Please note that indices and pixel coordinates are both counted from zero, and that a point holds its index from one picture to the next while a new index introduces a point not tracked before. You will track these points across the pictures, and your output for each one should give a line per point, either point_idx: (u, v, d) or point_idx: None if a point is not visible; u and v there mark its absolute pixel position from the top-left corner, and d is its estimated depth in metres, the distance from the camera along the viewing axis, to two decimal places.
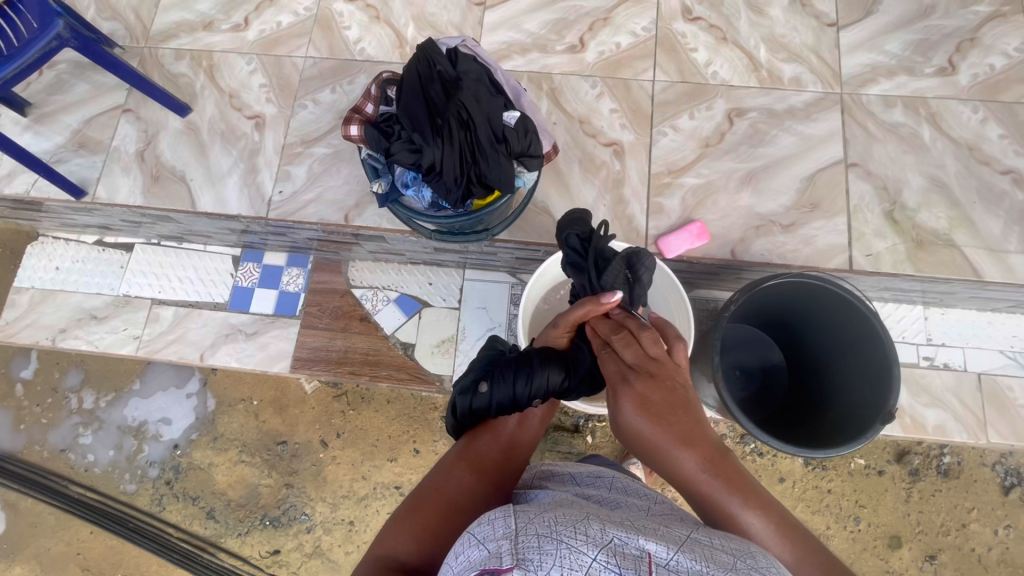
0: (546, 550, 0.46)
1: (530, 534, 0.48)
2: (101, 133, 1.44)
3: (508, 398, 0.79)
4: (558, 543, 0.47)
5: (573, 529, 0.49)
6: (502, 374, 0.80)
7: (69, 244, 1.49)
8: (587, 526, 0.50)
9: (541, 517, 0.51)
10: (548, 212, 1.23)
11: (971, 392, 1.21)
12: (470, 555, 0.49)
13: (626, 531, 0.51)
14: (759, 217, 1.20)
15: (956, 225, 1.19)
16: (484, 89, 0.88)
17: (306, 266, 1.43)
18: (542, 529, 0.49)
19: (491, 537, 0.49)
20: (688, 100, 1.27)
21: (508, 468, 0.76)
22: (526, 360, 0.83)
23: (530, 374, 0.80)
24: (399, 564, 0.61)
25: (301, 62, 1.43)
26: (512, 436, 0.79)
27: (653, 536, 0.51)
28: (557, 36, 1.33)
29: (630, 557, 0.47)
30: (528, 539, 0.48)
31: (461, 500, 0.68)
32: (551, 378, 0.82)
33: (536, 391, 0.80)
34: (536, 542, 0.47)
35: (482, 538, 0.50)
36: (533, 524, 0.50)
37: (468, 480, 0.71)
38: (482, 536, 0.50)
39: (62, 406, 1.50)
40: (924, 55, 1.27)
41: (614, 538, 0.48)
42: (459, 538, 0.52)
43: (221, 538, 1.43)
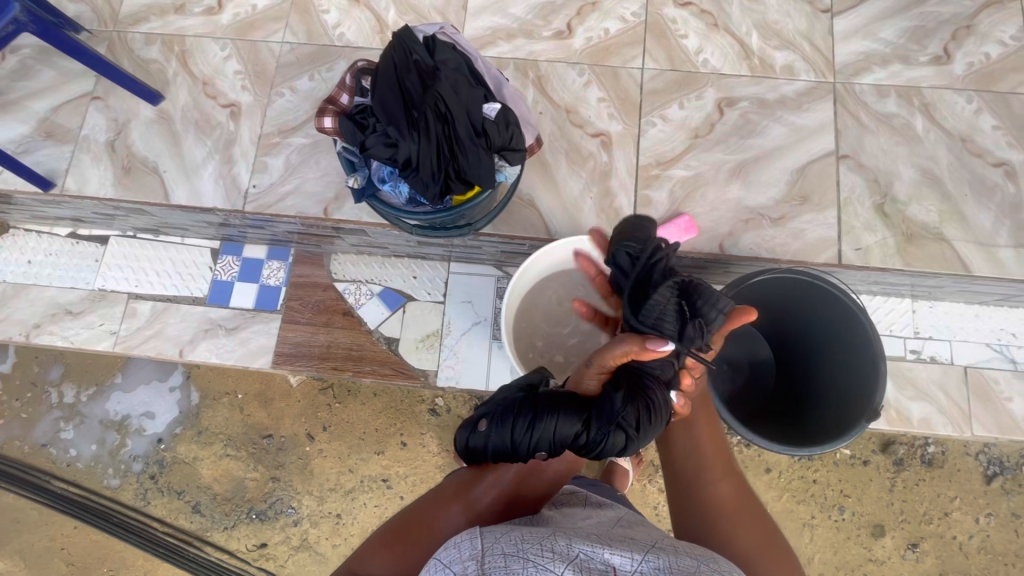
0: (513, 570, 0.48)
1: (496, 555, 0.50)
2: (71, 121, 1.38)
3: (506, 443, 0.80)
4: (526, 562, 0.48)
5: (539, 547, 0.51)
6: (504, 419, 0.81)
7: (42, 237, 1.44)
8: (552, 543, 0.52)
9: (508, 539, 0.52)
10: (534, 205, 1.20)
11: (957, 384, 1.21)
12: None
13: (591, 544, 0.52)
14: (748, 211, 1.17)
15: (946, 218, 1.17)
16: (463, 79, 0.84)
17: (287, 259, 1.40)
18: (509, 550, 0.51)
19: (458, 561, 0.50)
20: (678, 89, 1.24)
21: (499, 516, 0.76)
22: (535, 405, 0.81)
23: (534, 422, 0.79)
24: None
25: (277, 47, 1.37)
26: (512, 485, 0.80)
27: (617, 548, 0.53)
28: (543, 21, 1.28)
29: (596, 570, 0.48)
30: (493, 561, 0.49)
31: (438, 527, 0.74)
32: (560, 427, 0.79)
33: (539, 441, 0.79)
34: (503, 563, 0.49)
35: (449, 562, 0.51)
36: (500, 545, 0.51)
37: (458, 521, 0.75)
38: (449, 560, 0.51)
39: (42, 401, 1.46)
40: (918, 43, 1.24)
41: (579, 552, 0.50)
42: (427, 564, 0.53)
43: (207, 531, 1.41)
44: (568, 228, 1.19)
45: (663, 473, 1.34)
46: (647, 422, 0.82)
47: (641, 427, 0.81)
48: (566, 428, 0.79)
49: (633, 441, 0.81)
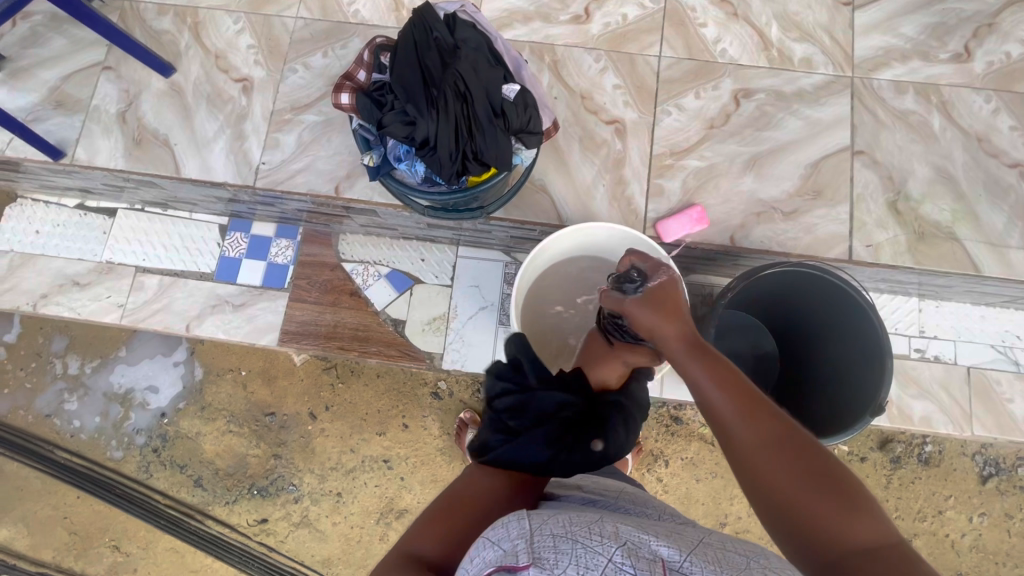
0: (561, 549, 0.47)
1: (545, 534, 0.49)
2: (81, 91, 1.37)
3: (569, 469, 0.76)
4: (574, 543, 0.48)
5: (586, 529, 0.50)
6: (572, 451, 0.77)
7: (49, 208, 1.43)
8: (600, 528, 0.51)
9: (556, 519, 0.52)
10: (546, 191, 1.19)
11: (959, 384, 1.21)
12: (486, 556, 0.49)
13: (639, 533, 0.52)
14: (760, 204, 1.17)
15: (958, 218, 1.17)
16: (483, 59, 0.83)
17: (295, 238, 1.39)
18: (557, 529, 0.50)
19: (505, 537, 0.50)
20: (695, 78, 1.23)
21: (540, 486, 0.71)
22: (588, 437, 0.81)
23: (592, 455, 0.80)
24: (427, 563, 0.56)
25: (291, 23, 1.36)
26: None
27: (666, 539, 0.51)
28: (561, 5, 1.27)
29: (646, 558, 0.47)
30: (541, 538, 0.49)
31: (483, 500, 0.64)
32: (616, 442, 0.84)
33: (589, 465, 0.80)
34: (551, 541, 0.48)
35: (496, 539, 0.50)
36: (548, 524, 0.51)
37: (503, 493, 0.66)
38: (498, 537, 0.50)
39: (47, 371, 1.47)
40: (939, 39, 1.23)
41: (627, 538, 0.50)
42: (474, 542, 0.51)
43: (208, 505, 1.43)
44: (579, 215, 1.19)
45: (662, 463, 1.35)
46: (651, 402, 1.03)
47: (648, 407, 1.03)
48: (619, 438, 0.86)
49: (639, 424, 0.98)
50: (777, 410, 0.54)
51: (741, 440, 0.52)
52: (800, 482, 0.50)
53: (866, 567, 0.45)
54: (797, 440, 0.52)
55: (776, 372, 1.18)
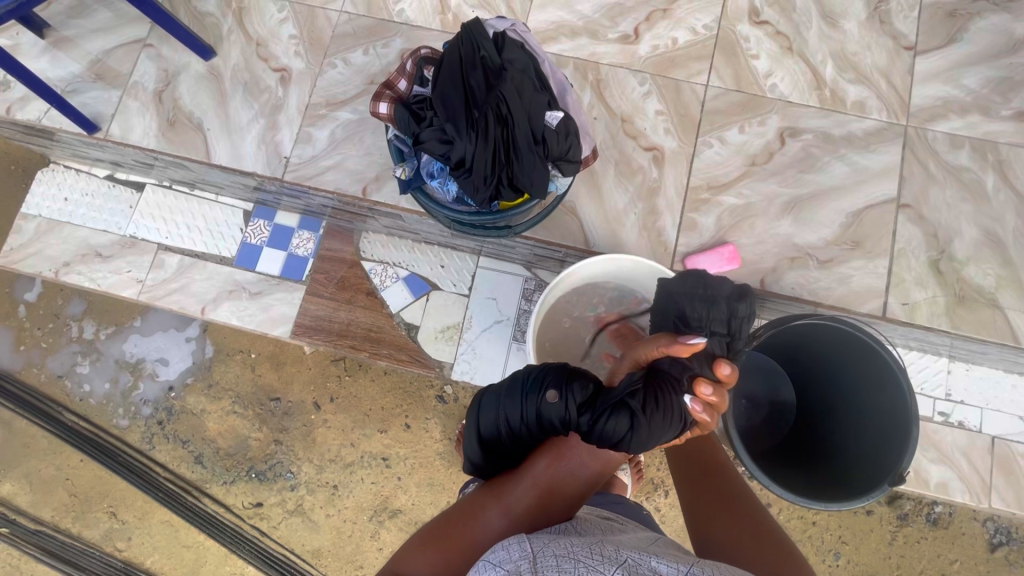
0: (563, 567, 0.52)
1: (548, 555, 0.54)
2: (121, 65, 1.38)
3: (517, 419, 0.80)
4: (575, 561, 0.53)
5: (586, 551, 0.55)
6: (504, 401, 0.81)
7: (79, 175, 1.43)
8: (599, 550, 0.57)
9: (556, 544, 0.57)
10: (575, 213, 1.17)
11: (982, 453, 1.16)
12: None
13: (637, 554, 0.57)
14: (796, 248, 1.13)
15: (1002, 284, 1.12)
16: (528, 83, 0.81)
17: (318, 231, 1.36)
18: (558, 551, 0.56)
19: (507, 560, 0.55)
20: (742, 111, 1.19)
21: (543, 515, 0.75)
22: (536, 379, 0.81)
23: (527, 405, 0.79)
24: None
25: (335, 16, 1.34)
26: (551, 479, 0.78)
27: (662, 558, 0.57)
28: (611, 22, 1.23)
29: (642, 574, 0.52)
30: (542, 559, 0.54)
31: (477, 536, 0.72)
32: (514, 412, 0.80)
33: (542, 417, 0.79)
34: (553, 560, 0.53)
35: (497, 562, 0.56)
36: (549, 548, 0.56)
37: (499, 525, 0.74)
38: (499, 559, 0.56)
39: (63, 333, 1.48)
40: (1003, 95, 1.18)
41: (626, 557, 0.55)
42: (477, 565, 0.57)
43: (206, 483, 1.43)
44: (607, 241, 1.16)
45: (662, 493, 1.32)
46: (663, 412, 0.78)
47: (653, 416, 0.78)
48: (546, 403, 0.78)
49: (638, 432, 0.77)
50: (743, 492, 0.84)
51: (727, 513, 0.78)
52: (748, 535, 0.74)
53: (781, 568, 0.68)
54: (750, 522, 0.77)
55: (790, 424, 1.15)
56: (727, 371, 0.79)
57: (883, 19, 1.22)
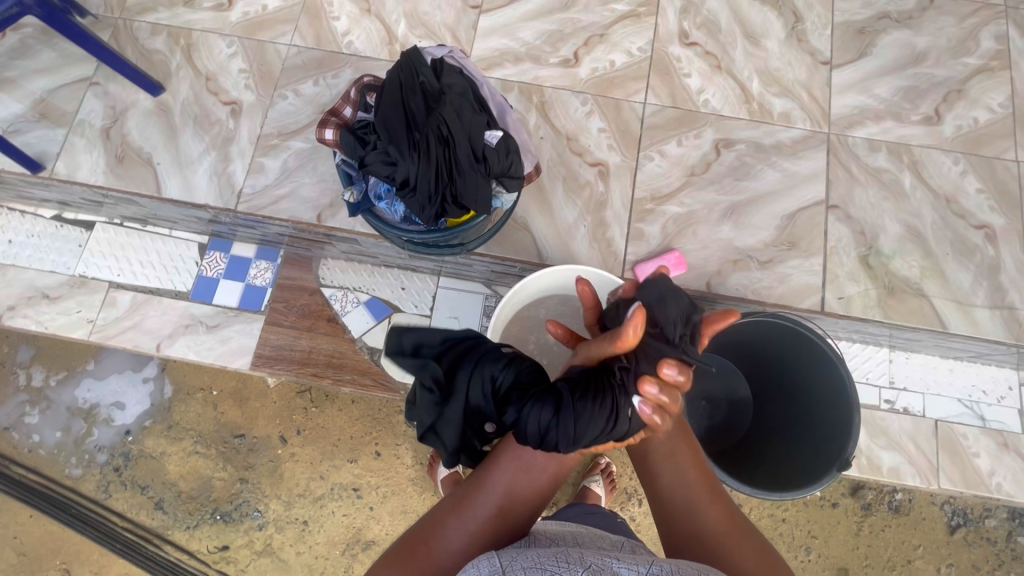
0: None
1: (519, 567, 0.57)
2: (67, 105, 1.38)
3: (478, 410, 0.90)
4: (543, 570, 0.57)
5: (553, 558, 0.59)
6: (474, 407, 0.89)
7: (24, 218, 1.39)
8: (565, 555, 0.60)
9: (522, 558, 0.60)
10: (528, 229, 1.21)
11: (927, 437, 1.21)
12: None
13: (601, 559, 0.61)
14: (737, 251, 1.19)
15: (928, 275, 1.21)
16: (467, 105, 0.85)
17: (276, 260, 1.36)
18: (526, 562, 0.59)
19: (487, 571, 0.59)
20: (678, 126, 1.26)
21: (502, 524, 0.80)
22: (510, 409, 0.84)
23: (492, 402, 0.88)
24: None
25: (284, 50, 1.37)
26: (510, 489, 0.82)
27: (624, 563, 0.60)
28: (551, 48, 1.31)
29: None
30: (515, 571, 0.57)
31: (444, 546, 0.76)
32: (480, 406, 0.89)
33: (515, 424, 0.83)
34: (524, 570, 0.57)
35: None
36: (518, 560, 0.59)
37: (460, 542, 0.77)
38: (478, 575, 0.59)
39: (9, 382, 1.42)
40: (912, 102, 1.28)
41: (590, 561, 0.59)
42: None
43: (168, 530, 1.38)
44: (561, 254, 1.20)
45: (635, 501, 1.33)
46: (587, 404, 0.80)
47: (579, 405, 0.80)
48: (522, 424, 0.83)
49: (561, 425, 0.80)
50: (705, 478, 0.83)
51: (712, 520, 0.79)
52: (745, 544, 0.76)
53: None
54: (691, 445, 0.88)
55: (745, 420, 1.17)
56: (655, 389, 0.76)
57: (800, 38, 1.32)
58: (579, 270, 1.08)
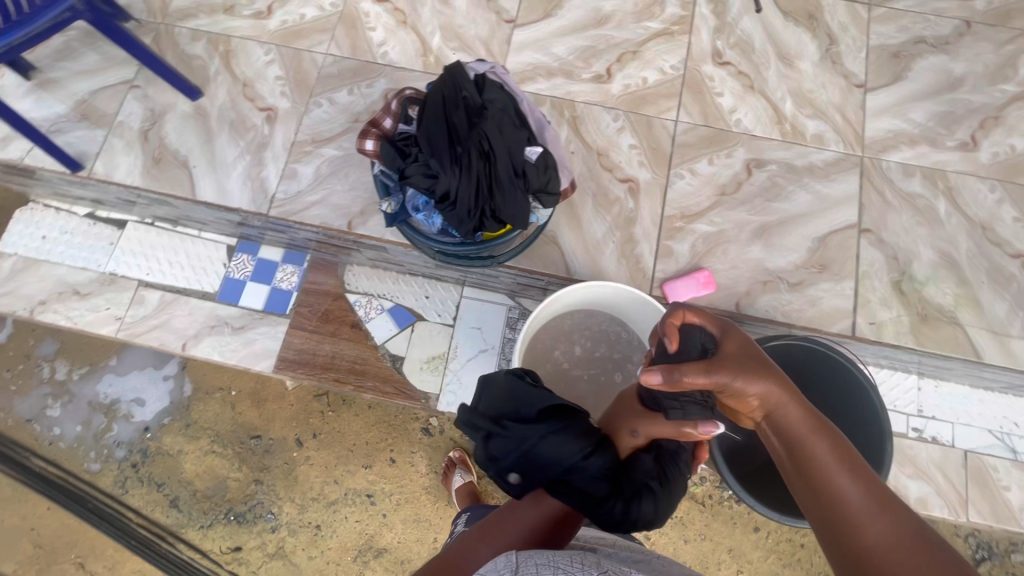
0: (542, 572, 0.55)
1: (530, 563, 0.56)
2: (107, 106, 1.41)
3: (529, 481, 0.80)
4: (554, 569, 0.56)
5: (567, 559, 0.58)
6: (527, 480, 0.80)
7: (59, 214, 1.42)
8: (581, 559, 0.59)
9: (541, 552, 0.59)
10: (556, 243, 1.21)
11: (956, 468, 1.18)
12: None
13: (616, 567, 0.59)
14: (767, 272, 1.18)
15: (961, 302, 1.19)
16: (509, 120, 0.85)
17: (302, 264, 1.37)
18: (539, 559, 0.58)
19: (497, 565, 0.58)
20: (710, 145, 1.26)
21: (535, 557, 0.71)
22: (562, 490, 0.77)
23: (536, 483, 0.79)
24: None
25: (320, 58, 1.39)
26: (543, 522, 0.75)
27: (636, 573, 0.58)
28: (584, 64, 1.31)
29: None
30: (526, 566, 0.56)
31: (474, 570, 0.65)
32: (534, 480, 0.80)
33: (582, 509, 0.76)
34: (535, 566, 0.56)
35: (489, 569, 0.58)
36: (532, 556, 0.58)
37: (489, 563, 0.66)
38: (489, 567, 0.58)
39: (33, 374, 1.44)
40: (948, 127, 1.27)
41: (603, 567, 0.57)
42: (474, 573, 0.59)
43: (182, 528, 1.38)
44: (588, 269, 1.20)
45: None
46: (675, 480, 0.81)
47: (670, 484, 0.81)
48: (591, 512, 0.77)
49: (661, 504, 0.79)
50: (851, 480, 0.57)
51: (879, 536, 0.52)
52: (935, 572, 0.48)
53: None
54: (835, 430, 0.63)
55: None
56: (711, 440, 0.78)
57: (834, 60, 1.32)
58: (610, 287, 1.08)
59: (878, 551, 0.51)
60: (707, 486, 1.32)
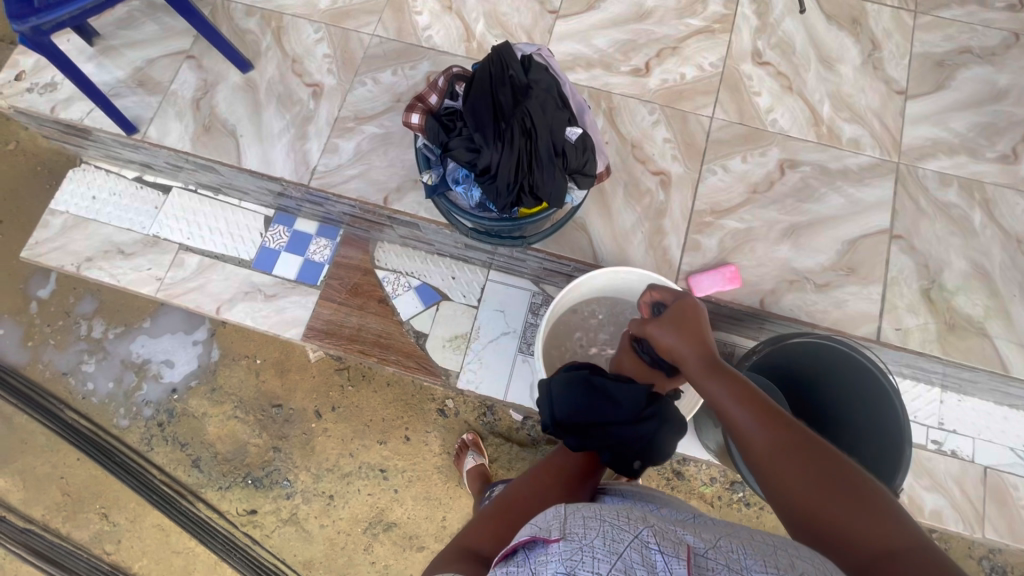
0: (591, 526, 0.50)
1: (577, 517, 0.51)
2: (161, 74, 1.47)
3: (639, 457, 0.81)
4: (603, 522, 0.50)
5: (616, 513, 0.52)
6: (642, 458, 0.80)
7: (107, 176, 1.51)
8: (630, 514, 0.53)
9: (591, 508, 0.54)
10: (585, 229, 1.23)
11: (974, 483, 1.17)
12: (521, 534, 0.53)
13: (670, 524, 0.53)
14: (793, 272, 1.19)
15: (992, 315, 1.17)
16: (552, 101, 0.88)
17: (335, 238, 1.44)
18: (588, 514, 0.53)
19: (543, 520, 0.53)
20: (745, 143, 1.26)
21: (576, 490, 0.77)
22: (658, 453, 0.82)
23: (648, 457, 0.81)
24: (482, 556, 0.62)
25: (367, 39, 1.44)
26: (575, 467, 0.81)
27: (693, 531, 0.52)
28: (624, 57, 1.33)
29: (669, 538, 0.48)
30: (573, 521, 0.51)
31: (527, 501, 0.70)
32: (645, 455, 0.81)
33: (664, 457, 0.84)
34: (582, 520, 0.51)
35: (534, 523, 0.54)
36: (580, 511, 0.53)
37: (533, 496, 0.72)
38: (534, 520, 0.54)
39: (72, 331, 1.51)
40: (989, 139, 1.26)
41: (656, 523, 0.52)
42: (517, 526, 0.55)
43: (201, 487, 1.43)
44: (614, 258, 1.22)
45: None
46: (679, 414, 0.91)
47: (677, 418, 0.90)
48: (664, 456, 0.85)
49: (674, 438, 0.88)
50: (737, 404, 0.63)
51: (760, 449, 0.59)
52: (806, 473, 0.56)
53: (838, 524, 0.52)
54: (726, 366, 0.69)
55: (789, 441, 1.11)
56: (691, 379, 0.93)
57: (876, 65, 1.31)
58: (638, 274, 1.09)
59: (762, 461, 0.59)
60: (716, 485, 1.33)
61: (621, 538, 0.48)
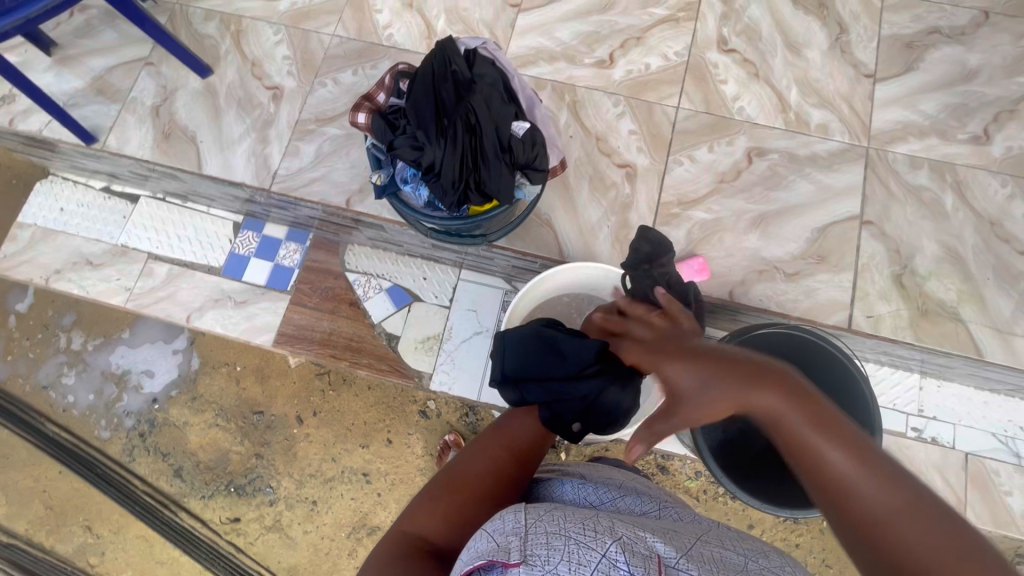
0: (554, 547, 0.46)
1: (539, 533, 0.48)
2: (122, 82, 1.45)
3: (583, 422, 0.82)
4: (567, 539, 0.47)
5: (581, 525, 0.49)
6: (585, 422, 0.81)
7: (76, 188, 1.47)
8: (597, 522, 0.50)
9: (554, 515, 0.51)
10: (551, 226, 1.21)
11: (956, 470, 1.13)
12: (478, 547, 0.49)
13: (636, 530, 0.50)
14: (763, 262, 1.17)
15: (965, 299, 1.15)
16: (497, 95, 0.86)
17: (305, 242, 1.40)
18: (550, 527, 0.49)
19: (502, 532, 0.49)
20: (711, 132, 1.24)
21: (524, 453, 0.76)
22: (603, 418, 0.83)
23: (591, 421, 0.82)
24: (427, 543, 0.60)
25: (328, 40, 1.42)
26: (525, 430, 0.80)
27: (662, 537, 0.51)
28: (587, 49, 1.31)
29: (639, 555, 0.46)
30: (534, 537, 0.48)
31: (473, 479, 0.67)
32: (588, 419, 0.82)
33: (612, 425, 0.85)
34: (544, 537, 0.47)
35: (492, 532, 0.50)
36: (542, 522, 0.49)
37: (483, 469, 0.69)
38: (493, 529, 0.50)
39: (51, 343, 1.49)
40: (959, 120, 1.24)
41: (623, 532, 0.49)
42: (473, 535, 0.52)
43: (184, 497, 1.42)
44: (581, 253, 1.20)
45: None
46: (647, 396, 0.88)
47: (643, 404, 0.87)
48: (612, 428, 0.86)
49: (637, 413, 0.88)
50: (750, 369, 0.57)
51: (783, 417, 0.53)
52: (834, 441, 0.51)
53: (879, 500, 0.48)
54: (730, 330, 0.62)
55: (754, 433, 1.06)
56: None
57: (843, 49, 1.29)
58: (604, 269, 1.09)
59: (782, 428, 0.53)
60: (699, 480, 1.31)
61: (587, 559, 0.45)
